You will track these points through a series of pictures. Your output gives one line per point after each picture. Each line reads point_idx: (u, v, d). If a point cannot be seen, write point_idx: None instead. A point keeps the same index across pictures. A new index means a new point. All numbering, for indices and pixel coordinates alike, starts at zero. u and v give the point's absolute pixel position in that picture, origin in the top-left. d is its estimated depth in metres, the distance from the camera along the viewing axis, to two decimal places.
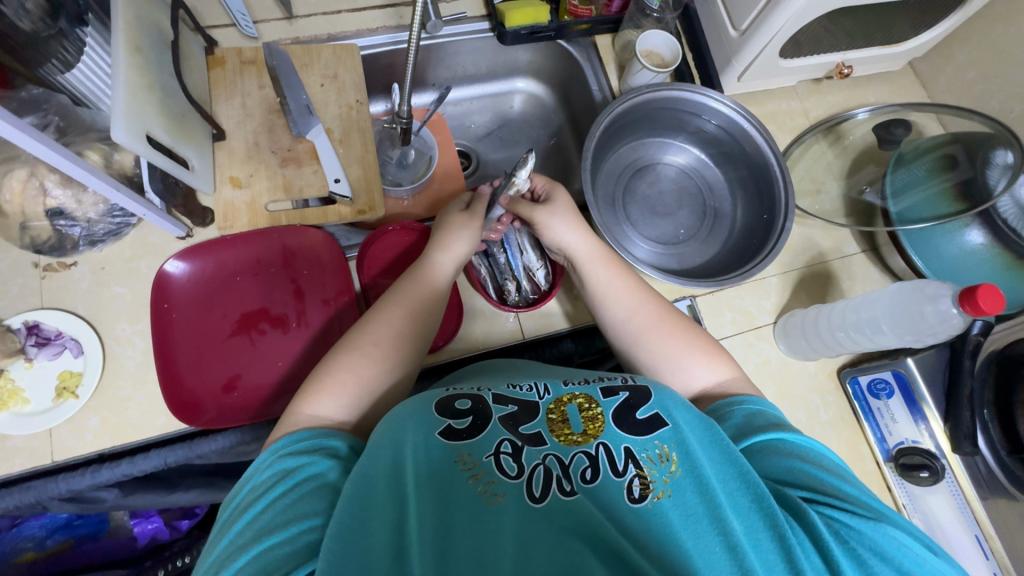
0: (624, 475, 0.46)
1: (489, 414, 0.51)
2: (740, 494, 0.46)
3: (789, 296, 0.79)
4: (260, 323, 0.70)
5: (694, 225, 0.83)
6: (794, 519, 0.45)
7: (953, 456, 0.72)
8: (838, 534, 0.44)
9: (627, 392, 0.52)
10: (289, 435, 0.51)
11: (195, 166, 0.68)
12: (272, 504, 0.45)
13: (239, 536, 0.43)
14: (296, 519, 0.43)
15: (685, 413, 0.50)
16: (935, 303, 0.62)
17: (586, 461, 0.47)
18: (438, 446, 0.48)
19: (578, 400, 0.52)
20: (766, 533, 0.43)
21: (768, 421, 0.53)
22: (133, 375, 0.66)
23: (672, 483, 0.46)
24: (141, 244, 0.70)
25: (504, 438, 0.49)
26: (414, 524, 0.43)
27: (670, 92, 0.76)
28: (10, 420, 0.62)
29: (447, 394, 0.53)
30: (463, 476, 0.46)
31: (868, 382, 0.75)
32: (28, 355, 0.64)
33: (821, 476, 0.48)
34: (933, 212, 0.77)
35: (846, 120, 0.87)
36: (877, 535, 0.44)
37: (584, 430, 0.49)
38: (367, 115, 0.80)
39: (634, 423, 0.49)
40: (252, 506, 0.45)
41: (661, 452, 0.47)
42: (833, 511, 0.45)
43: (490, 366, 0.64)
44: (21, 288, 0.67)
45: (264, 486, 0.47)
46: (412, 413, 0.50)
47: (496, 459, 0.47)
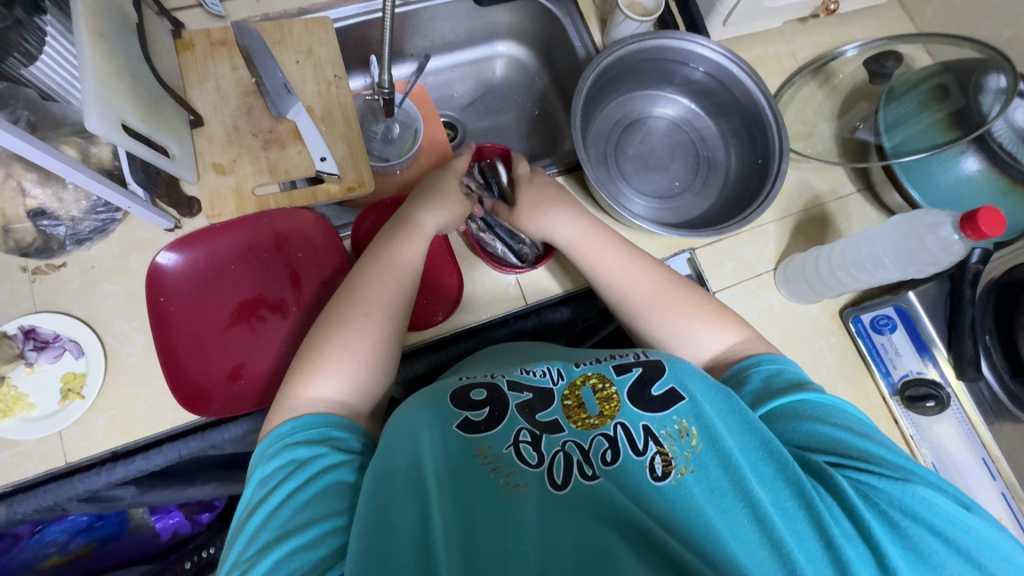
0: (645, 454, 0.47)
1: (505, 402, 0.50)
2: (765, 466, 0.46)
3: (787, 241, 0.79)
4: (259, 310, 0.69)
5: (688, 177, 0.82)
6: (820, 485, 0.46)
7: (958, 383, 0.73)
8: (865, 495, 0.45)
9: (641, 367, 0.52)
10: (295, 422, 0.51)
11: (175, 154, 0.66)
12: (289, 499, 0.45)
13: (257, 539, 0.44)
14: (312, 521, 0.44)
15: (701, 384, 0.51)
16: (935, 231, 0.62)
17: (606, 443, 0.48)
18: (455, 438, 0.48)
19: (592, 380, 0.52)
20: (792, 503, 0.45)
21: (790, 385, 0.53)
22: (137, 372, 0.65)
23: (694, 458, 0.46)
24: (128, 239, 0.69)
25: (522, 427, 0.49)
26: (437, 518, 0.43)
27: (656, 41, 0.74)
28: (18, 426, 0.62)
29: (461, 385, 0.53)
30: (483, 470, 0.46)
31: (871, 319, 0.75)
32: (28, 360, 0.63)
33: (844, 438, 0.49)
34: (927, 143, 0.76)
35: (835, 58, 0.86)
36: (907, 495, 0.45)
37: (601, 412, 0.49)
38: (347, 90, 0.78)
39: (650, 400, 0.50)
40: (266, 502, 0.46)
41: (679, 427, 0.48)
42: (860, 474, 0.46)
43: (496, 352, 0.64)
44: (11, 293, 0.65)
45: (275, 479, 0.47)
46: (426, 408, 0.50)
47: (515, 450, 0.47)
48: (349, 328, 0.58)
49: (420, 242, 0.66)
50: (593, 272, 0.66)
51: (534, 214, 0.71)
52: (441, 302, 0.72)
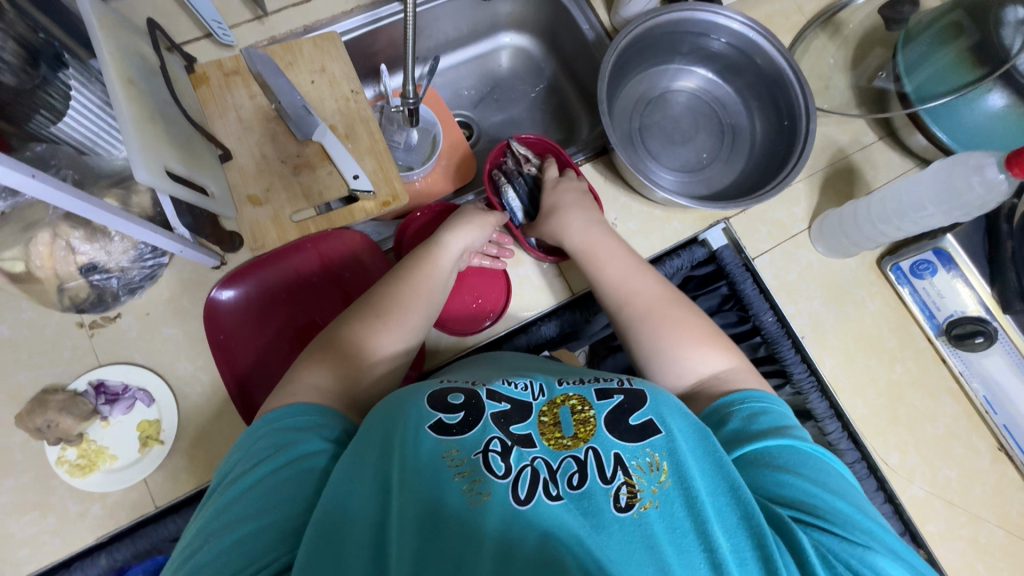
0: (612, 482, 0.46)
1: (481, 409, 0.50)
2: (729, 510, 0.46)
3: (818, 198, 0.80)
4: (315, 333, 0.70)
5: (715, 146, 0.82)
6: (782, 538, 0.45)
7: (1003, 317, 0.72)
8: (824, 554, 0.44)
9: (621, 395, 0.51)
10: (292, 404, 0.51)
11: (214, 192, 0.66)
12: (260, 480, 0.46)
13: (222, 515, 0.44)
14: (275, 507, 0.44)
15: (680, 419, 0.50)
16: (981, 172, 0.62)
17: (575, 465, 0.46)
18: (427, 440, 0.47)
19: (572, 402, 0.51)
20: (750, 552, 0.44)
21: (774, 434, 0.51)
22: (209, 411, 0.67)
23: (660, 494, 0.45)
24: (178, 281, 0.69)
25: (494, 436, 0.48)
26: (395, 521, 0.43)
27: (674, 15, 0.74)
28: (104, 478, 0.63)
29: (441, 387, 0.53)
30: (449, 471, 0.45)
31: (910, 265, 0.76)
32: (103, 414, 0.64)
33: (815, 492, 0.48)
34: (950, 85, 0.76)
35: (842, 9, 0.86)
36: (865, 562, 0.44)
37: (575, 434, 0.49)
38: (366, 104, 0.77)
39: (625, 430, 0.49)
40: (240, 481, 0.46)
41: (651, 461, 0.47)
42: (821, 533, 0.45)
43: (477, 360, 0.64)
44: (72, 350, 0.66)
45: (256, 459, 0.47)
46: (408, 401, 0.50)
47: (484, 457, 0.46)
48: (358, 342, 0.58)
49: (444, 258, 0.66)
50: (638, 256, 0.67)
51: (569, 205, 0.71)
52: (489, 307, 0.75)
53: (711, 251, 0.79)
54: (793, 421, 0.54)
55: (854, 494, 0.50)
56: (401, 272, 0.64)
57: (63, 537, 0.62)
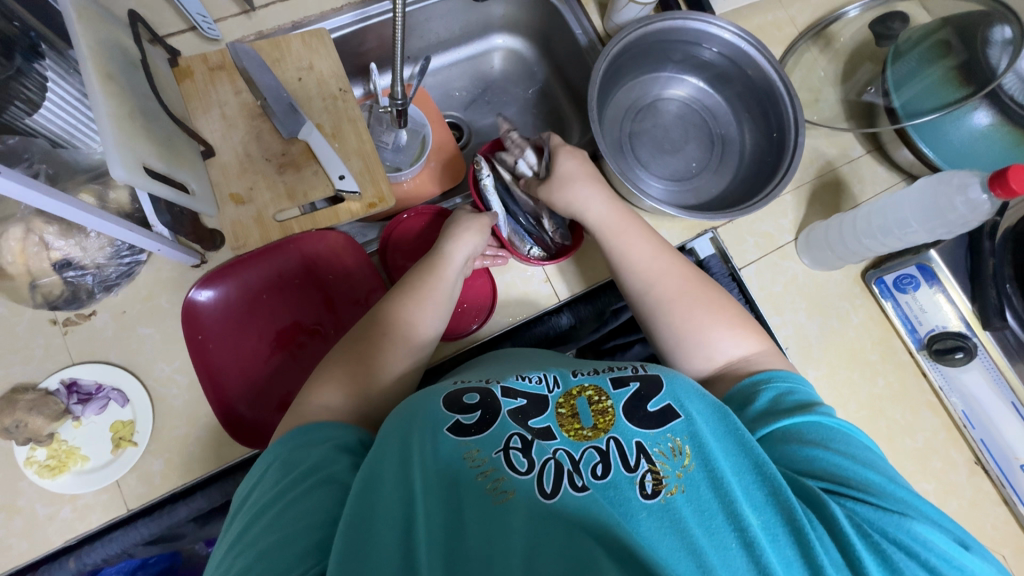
0: (636, 470, 0.45)
1: (498, 407, 0.50)
2: (756, 489, 0.46)
3: (806, 210, 0.80)
4: (297, 336, 0.69)
5: (705, 156, 0.82)
6: (812, 512, 0.45)
7: (983, 333, 0.74)
8: (856, 524, 0.44)
9: (638, 382, 0.52)
10: (302, 425, 0.51)
11: (195, 190, 0.64)
12: (284, 493, 0.45)
13: (247, 531, 0.43)
14: (300, 517, 0.43)
15: (698, 403, 0.50)
16: (965, 192, 0.62)
17: (597, 456, 0.46)
18: (446, 444, 0.47)
19: (589, 393, 0.52)
20: (782, 529, 0.44)
21: (801, 410, 0.52)
22: (186, 412, 0.65)
23: (686, 478, 0.45)
24: (157, 279, 0.68)
25: (514, 432, 0.48)
26: (422, 519, 0.42)
27: (664, 23, 0.73)
28: (75, 480, 0.61)
29: (456, 388, 0.53)
30: (470, 472, 0.45)
31: (894, 279, 0.77)
32: (75, 414, 0.63)
33: (844, 465, 0.48)
34: (937, 102, 0.76)
35: (836, 21, 0.86)
36: (901, 529, 0.44)
37: (595, 425, 0.49)
38: (354, 103, 0.76)
39: (643, 417, 0.49)
40: (264, 496, 0.45)
41: (673, 445, 0.47)
42: (853, 502, 0.45)
43: (493, 356, 0.63)
44: (46, 348, 0.64)
45: (278, 473, 0.47)
46: (423, 407, 0.50)
47: (505, 455, 0.46)
48: (366, 352, 0.58)
49: (449, 271, 0.65)
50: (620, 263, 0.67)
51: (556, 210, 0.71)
52: (475, 310, 0.74)
53: (699, 260, 0.79)
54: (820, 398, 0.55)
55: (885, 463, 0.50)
56: (410, 280, 0.64)
57: (31, 540, 0.60)
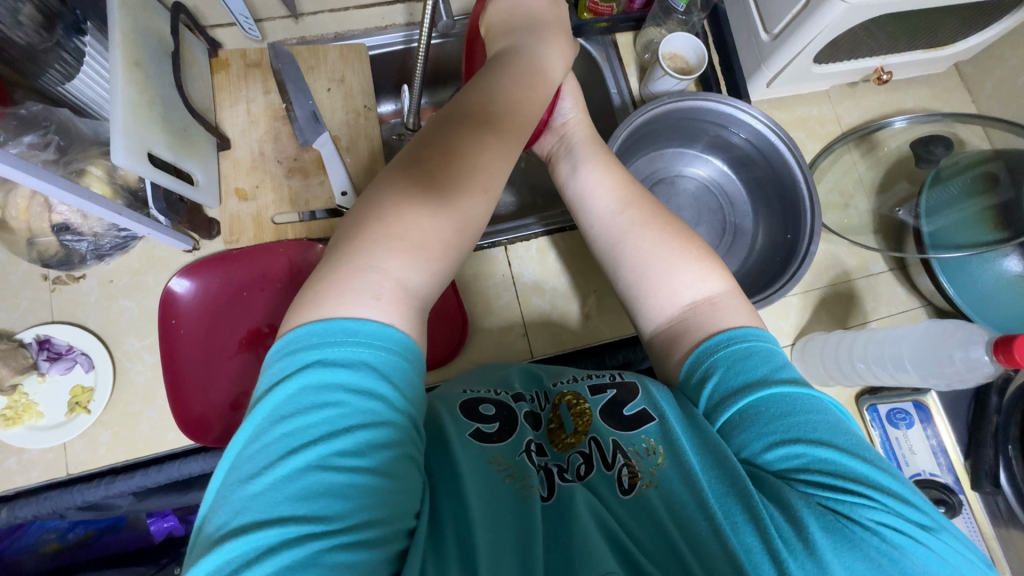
0: (613, 467, 0.47)
1: (515, 418, 0.51)
2: (718, 481, 0.44)
3: (809, 317, 0.76)
4: (266, 338, 0.68)
5: (713, 242, 0.79)
6: (772, 501, 0.42)
7: (972, 493, 0.68)
8: (816, 508, 0.40)
9: (615, 389, 0.52)
10: (324, 327, 0.40)
11: (199, 181, 0.68)
12: (323, 451, 0.36)
13: (277, 493, 0.35)
14: (348, 492, 0.35)
15: (670, 403, 0.49)
16: (967, 349, 0.60)
17: (580, 459, 0.48)
18: (474, 448, 0.46)
19: (568, 398, 0.53)
20: (741, 516, 0.41)
21: (752, 386, 0.46)
22: (143, 391, 0.67)
23: (658, 474, 0.45)
24: (148, 256, 0.70)
25: (531, 439, 0.50)
26: (480, 529, 0.40)
27: (694, 102, 0.72)
28: (25, 434, 0.64)
29: (469, 396, 0.52)
30: (499, 475, 0.45)
31: (887, 410, 0.71)
32: (41, 370, 0.65)
33: (810, 449, 0.43)
34: (969, 239, 0.73)
35: (881, 129, 0.83)
36: (859, 513, 0.40)
37: (576, 429, 0.50)
38: (375, 122, 0.77)
39: (620, 418, 0.49)
40: (294, 451, 0.36)
41: (648, 445, 0.47)
42: (828, 495, 0.41)
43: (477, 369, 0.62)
44: (31, 301, 0.67)
45: (307, 416, 0.37)
46: (449, 413, 0.50)
47: (528, 457, 0.48)
48: (442, 203, 0.48)
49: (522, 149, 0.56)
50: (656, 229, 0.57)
51: (598, 162, 0.62)
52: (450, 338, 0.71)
53: None
54: (783, 358, 0.48)
55: (851, 433, 0.44)
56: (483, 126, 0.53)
57: None
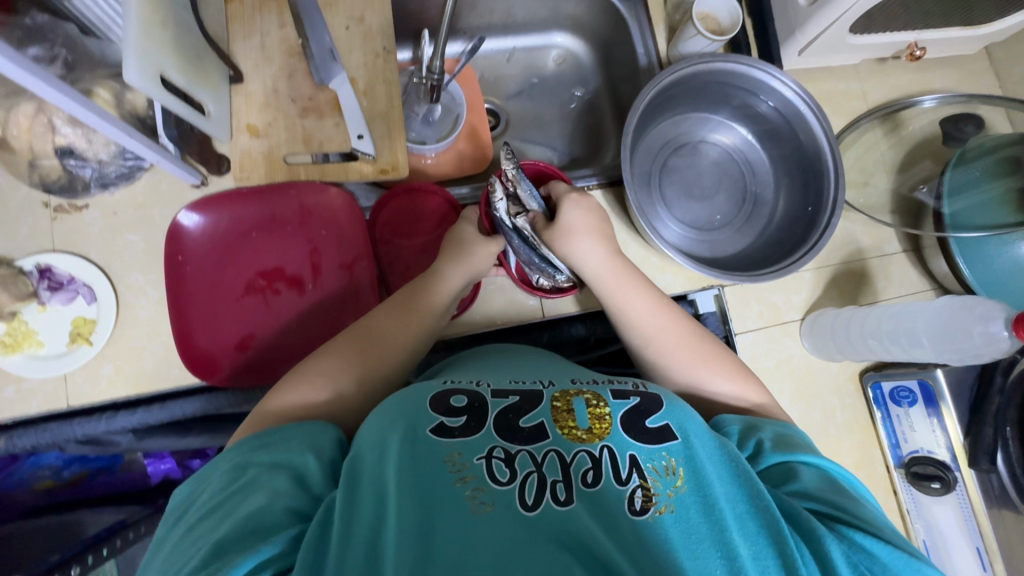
0: (626, 485, 0.44)
1: (485, 414, 0.49)
2: (749, 519, 0.44)
3: (820, 293, 0.76)
4: (276, 282, 0.67)
5: (731, 212, 0.78)
6: (802, 539, 0.43)
7: (967, 470, 0.69)
8: (845, 551, 0.43)
9: (638, 397, 0.51)
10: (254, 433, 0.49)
11: (211, 111, 0.65)
12: (237, 490, 0.43)
13: (198, 528, 0.42)
14: (257, 520, 0.41)
15: (698, 428, 0.48)
16: (984, 324, 0.60)
17: (588, 462, 0.45)
18: (425, 443, 0.46)
19: (587, 396, 0.51)
20: (770, 557, 0.42)
21: (774, 449, 0.50)
22: (147, 326, 0.65)
23: (676, 498, 0.44)
24: (154, 189, 0.68)
25: (496, 444, 0.46)
26: (393, 531, 0.40)
27: (725, 65, 0.70)
28: (25, 363, 0.62)
29: (442, 390, 0.51)
30: (449, 478, 0.44)
31: (891, 388, 0.73)
32: (41, 299, 0.63)
33: (835, 502, 0.46)
34: (988, 220, 0.73)
35: (909, 107, 0.82)
36: (881, 553, 0.43)
37: (590, 428, 0.48)
38: (394, 66, 0.74)
39: (640, 431, 0.48)
40: (212, 500, 0.43)
41: (667, 465, 0.46)
42: (853, 538, 0.43)
43: (479, 352, 0.63)
44: (31, 229, 0.65)
45: (233, 473, 0.45)
46: (406, 408, 0.48)
47: (486, 463, 0.45)
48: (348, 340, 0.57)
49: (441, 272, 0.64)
50: (643, 291, 0.63)
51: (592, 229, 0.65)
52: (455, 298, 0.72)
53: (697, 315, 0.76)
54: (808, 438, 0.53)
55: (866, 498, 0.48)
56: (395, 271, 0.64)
57: None
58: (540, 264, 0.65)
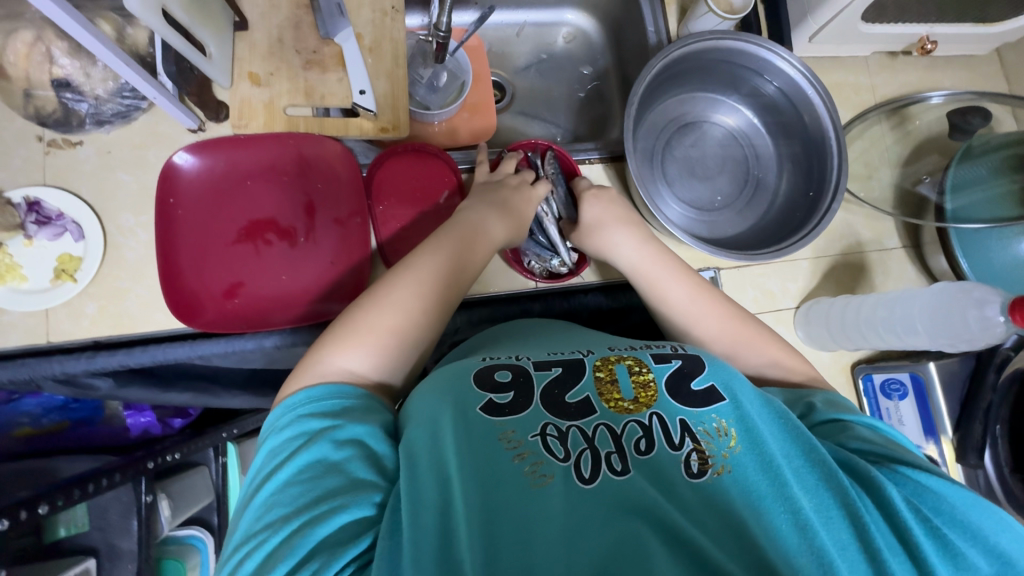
0: (680, 449, 0.45)
1: (532, 386, 0.49)
2: (808, 473, 0.44)
3: (818, 282, 0.75)
4: (268, 233, 0.66)
5: (732, 194, 0.77)
6: (863, 489, 0.44)
7: (954, 465, 0.69)
8: (913, 510, 0.43)
9: (679, 361, 0.52)
10: (305, 390, 0.48)
11: (212, 54, 0.64)
12: (297, 466, 0.43)
13: (266, 506, 0.42)
14: (322, 496, 0.41)
15: (744, 391, 0.49)
16: (981, 308, 0.59)
17: (639, 431, 0.46)
18: (479, 421, 0.46)
19: (629, 363, 0.52)
20: (836, 511, 0.42)
21: (826, 410, 0.51)
22: (134, 268, 0.64)
23: (732, 458, 0.45)
24: (150, 131, 0.67)
25: (548, 421, 0.47)
26: (461, 510, 0.41)
27: (734, 42, 0.69)
28: (7, 295, 0.61)
29: (484, 365, 0.52)
30: (508, 455, 0.44)
31: (881, 380, 0.71)
32: (28, 233, 0.62)
33: (890, 461, 0.46)
34: (992, 214, 0.73)
35: (916, 103, 0.81)
36: (942, 501, 0.43)
37: (635, 398, 0.49)
38: (401, 25, 0.73)
39: (687, 395, 0.49)
40: (273, 478, 0.43)
41: (718, 426, 0.47)
42: (909, 489, 0.44)
43: (508, 332, 0.63)
44: (23, 161, 0.64)
45: (285, 451, 0.45)
46: (453, 386, 0.49)
47: (542, 440, 0.45)
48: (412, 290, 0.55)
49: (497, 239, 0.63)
50: (679, 278, 0.62)
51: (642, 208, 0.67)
52: None
53: None
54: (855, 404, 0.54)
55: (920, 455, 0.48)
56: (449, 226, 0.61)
57: None
58: (539, 246, 0.72)
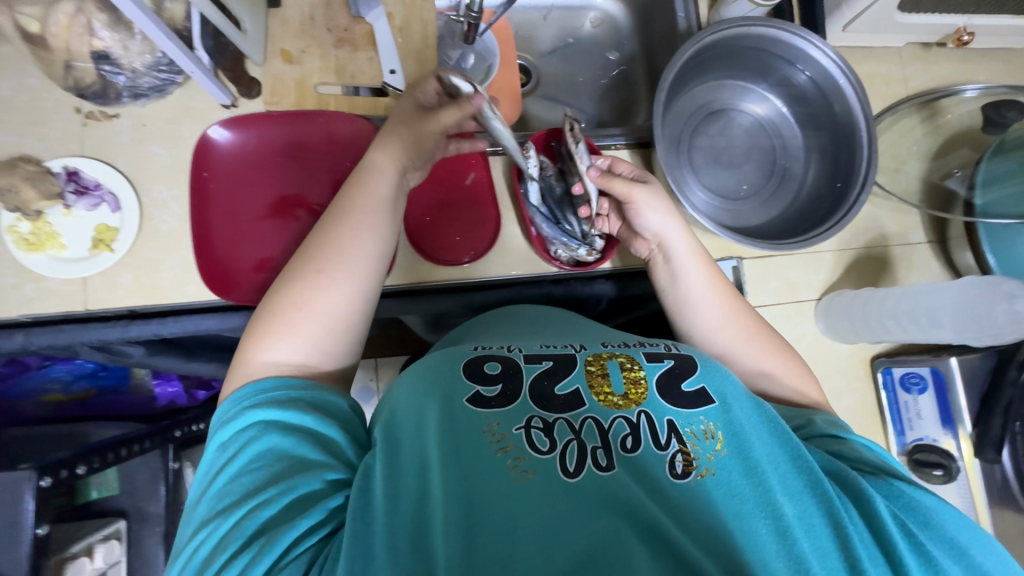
0: (666, 449, 0.44)
1: (519, 380, 0.49)
2: (794, 478, 0.44)
3: (840, 275, 0.75)
4: (297, 209, 0.68)
5: (758, 182, 0.77)
6: (850, 501, 0.44)
7: (971, 460, 0.69)
8: (894, 520, 0.43)
9: (673, 361, 0.51)
10: (255, 384, 0.47)
11: (247, 29, 0.65)
12: (256, 456, 0.44)
13: (227, 494, 0.42)
14: (280, 487, 0.42)
15: (734, 392, 0.49)
16: (1009, 301, 0.59)
17: (627, 428, 0.45)
18: (464, 411, 0.46)
19: (621, 359, 0.51)
20: (820, 518, 0.42)
21: (825, 426, 0.52)
22: (166, 240, 0.65)
23: (717, 461, 0.44)
24: (184, 106, 0.68)
25: (533, 414, 0.46)
26: (438, 503, 0.41)
27: (767, 30, 0.69)
28: (47, 262, 0.63)
29: (475, 355, 0.51)
30: (492, 448, 0.44)
31: (901, 375, 0.72)
32: (67, 202, 0.64)
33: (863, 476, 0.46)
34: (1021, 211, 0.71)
35: (949, 96, 0.79)
36: (909, 510, 0.44)
37: (625, 394, 0.48)
38: (432, 6, 0.73)
39: (677, 396, 0.48)
40: (230, 468, 0.44)
41: (706, 428, 0.46)
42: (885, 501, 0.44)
43: (510, 318, 0.64)
44: (62, 132, 0.65)
45: (240, 442, 0.45)
46: (438, 376, 0.49)
47: (525, 433, 0.45)
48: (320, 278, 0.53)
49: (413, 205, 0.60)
50: (708, 271, 0.63)
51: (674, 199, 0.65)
52: (470, 247, 0.69)
53: None
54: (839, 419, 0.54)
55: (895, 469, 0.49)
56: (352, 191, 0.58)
57: None
58: (566, 235, 0.70)
